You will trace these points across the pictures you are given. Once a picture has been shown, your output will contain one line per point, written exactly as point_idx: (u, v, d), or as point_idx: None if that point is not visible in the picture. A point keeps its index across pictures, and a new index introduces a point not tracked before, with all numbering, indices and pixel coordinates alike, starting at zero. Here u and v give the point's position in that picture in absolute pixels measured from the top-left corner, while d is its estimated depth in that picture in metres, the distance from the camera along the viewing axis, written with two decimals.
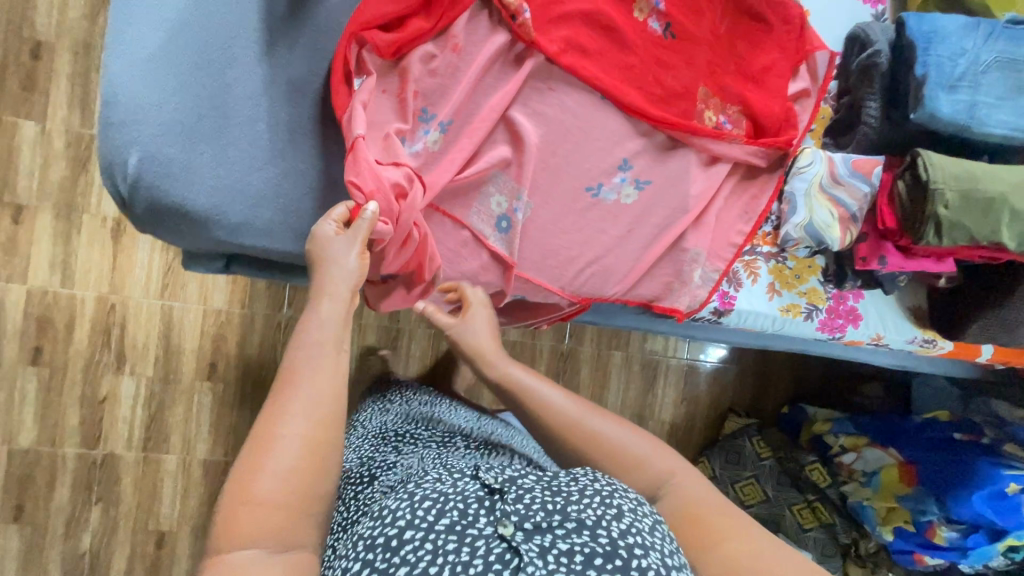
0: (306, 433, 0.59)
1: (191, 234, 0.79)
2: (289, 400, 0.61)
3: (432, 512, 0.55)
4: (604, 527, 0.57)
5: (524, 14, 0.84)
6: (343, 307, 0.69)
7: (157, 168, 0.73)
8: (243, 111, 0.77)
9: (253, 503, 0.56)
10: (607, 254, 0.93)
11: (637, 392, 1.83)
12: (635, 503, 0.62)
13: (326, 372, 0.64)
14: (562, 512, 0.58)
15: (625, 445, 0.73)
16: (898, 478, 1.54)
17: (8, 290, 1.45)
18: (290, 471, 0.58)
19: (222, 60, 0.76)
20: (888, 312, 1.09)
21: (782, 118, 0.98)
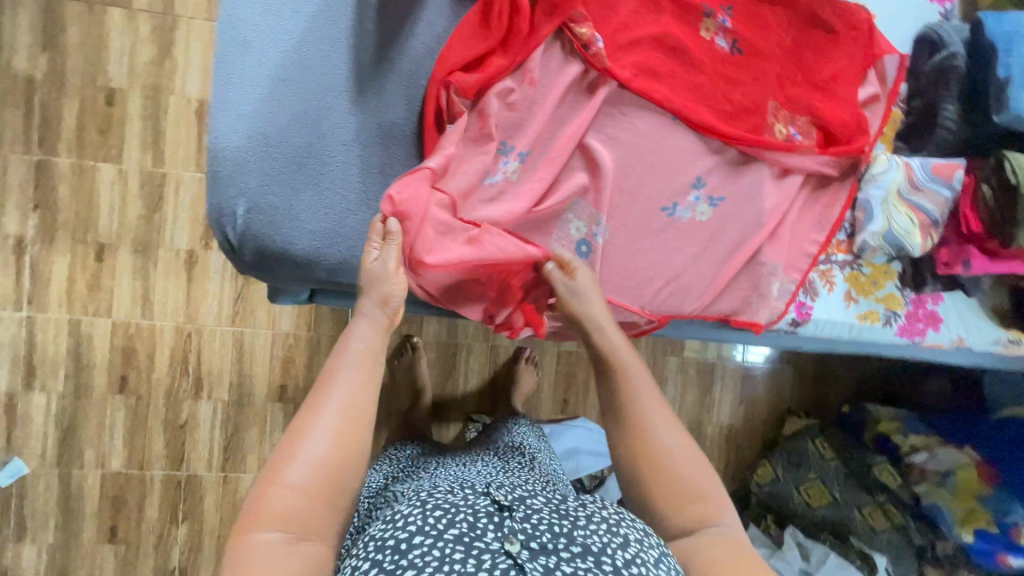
0: (337, 432, 0.66)
1: (293, 275, 0.84)
2: (325, 400, 0.68)
3: (441, 521, 0.58)
4: (608, 555, 0.58)
5: (597, 44, 0.86)
6: (369, 324, 0.74)
7: (262, 216, 0.78)
8: (337, 157, 0.81)
9: (283, 489, 0.63)
10: (684, 272, 0.94)
11: (694, 396, 1.82)
12: (641, 534, 0.64)
13: (360, 381, 0.70)
14: (568, 535, 0.59)
15: (680, 459, 0.72)
16: (976, 477, 1.53)
17: (94, 324, 1.54)
18: (321, 465, 0.64)
19: (317, 109, 0.80)
20: (969, 313, 1.07)
21: (853, 126, 0.97)
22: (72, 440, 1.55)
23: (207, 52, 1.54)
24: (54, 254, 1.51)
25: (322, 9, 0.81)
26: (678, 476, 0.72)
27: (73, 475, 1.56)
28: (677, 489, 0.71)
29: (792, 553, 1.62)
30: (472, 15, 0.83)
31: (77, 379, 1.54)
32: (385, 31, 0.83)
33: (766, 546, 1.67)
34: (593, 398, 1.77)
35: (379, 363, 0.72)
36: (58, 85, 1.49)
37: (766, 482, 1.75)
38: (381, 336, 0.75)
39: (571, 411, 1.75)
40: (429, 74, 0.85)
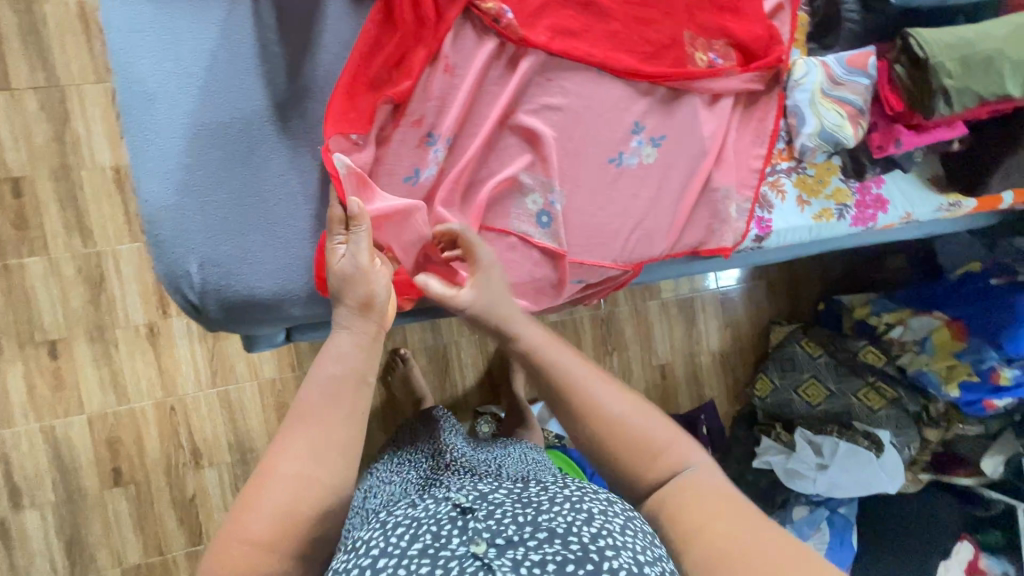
0: (306, 476, 0.63)
1: (266, 319, 0.82)
2: (289, 441, 0.65)
3: (405, 538, 0.55)
4: (575, 533, 0.56)
5: (506, 15, 0.86)
6: (353, 336, 0.72)
7: (217, 268, 0.76)
8: (279, 189, 0.79)
9: (238, 543, 0.60)
10: (645, 216, 0.96)
11: (682, 332, 1.88)
12: (607, 504, 0.62)
13: (333, 410, 0.67)
14: (534, 523, 0.56)
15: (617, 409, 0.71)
16: (951, 337, 1.60)
17: (70, 424, 1.47)
18: (287, 512, 0.61)
19: (244, 147, 0.77)
20: (910, 188, 1.13)
21: (766, 38, 1.00)
22: (80, 546, 1.48)
23: (107, 116, 1.45)
24: (5, 364, 1.43)
25: (223, 41, 0.77)
26: (628, 426, 0.70)
27: None
28: (622, 440, 0.70)
29: (806, 452, 1.72)
30: (373, 14, 0.81)
31: (67, 484, 1.47)
32: (292, 50, 0.80)
33: (781, 453, 1.76)
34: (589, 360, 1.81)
35: (353, 387, 0.69)
36: None
37: (767, 395, 1.82)
38: (361, 351, 0.72)
39: None
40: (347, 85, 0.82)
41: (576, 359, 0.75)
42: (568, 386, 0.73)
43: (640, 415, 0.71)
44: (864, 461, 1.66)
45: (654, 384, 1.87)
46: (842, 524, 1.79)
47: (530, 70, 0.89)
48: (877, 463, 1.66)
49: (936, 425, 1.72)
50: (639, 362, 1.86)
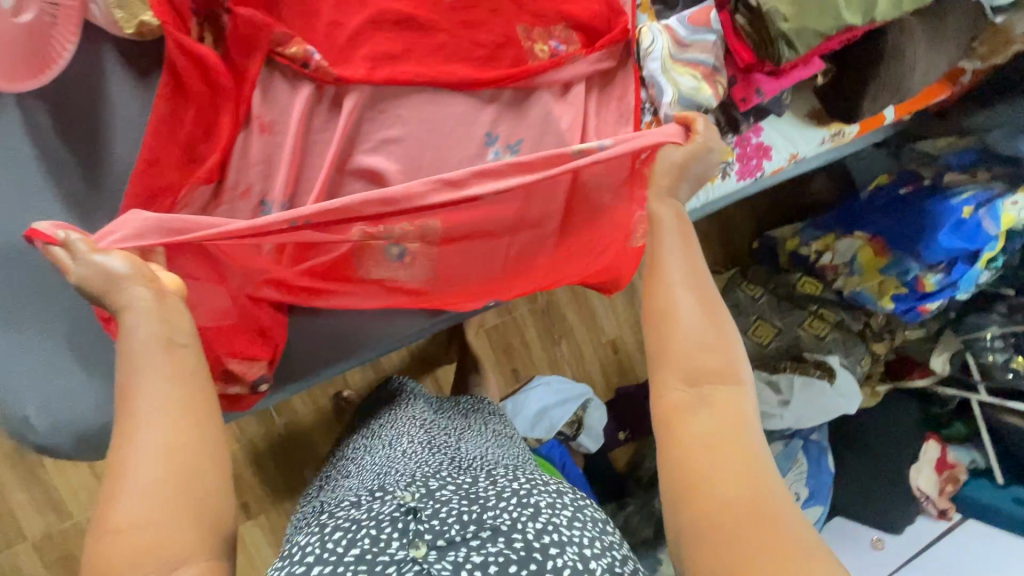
0: (167, 441, 0.58)
1: None
2: (133, 413, 0.58)
3: (342, 543, 0.61)
4: (519, 530, 0.62)
5: (313, 57, 0.79)
6: (154, 295, 0.63)
7: (54, 406, 0.75)
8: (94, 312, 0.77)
9: (112, 532, 0.54)
10: None
11: (625, 304, 1.86)
12: (554, 497, 0.69)
13: (169, 377, 0.60)
14: (477, 521, 0.63)
15: (699, 328, 0.69)
16: (873, 255, 1.57)
17: (16, 553, 1.40)
18: (164, 498, 0.55)
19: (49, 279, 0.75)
20: (790, 129, 1.11)
21: (606, 13, 0.96)
22: None
23: None
24: None
25: None
26: (691, 352, 0.68)
27: None
28: (691, 352, 0.68)
29: (766, 394, 1.73)
30: (161, 89, 0.74)
31: None
32: (82, 148, 0.73)
33: None
34: (538, 354, 1.79)
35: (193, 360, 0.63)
36: None
37: None
38: (161, 316, 0.62)
39: (524, 375, 1.78)
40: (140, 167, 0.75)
41: (688, 246, 0.74)
42: (661, 262, 0.73)
43: (717, 359, 0.68)
44: (819, 392, 1.66)
45: (609, 361, 1.87)
46: (817, 451, 1.82)
47: (357, 108, 0.83)
48: (831, 390, 1.66)
49: (880, 338, 1.75)
50: (589, 344, 1.84)
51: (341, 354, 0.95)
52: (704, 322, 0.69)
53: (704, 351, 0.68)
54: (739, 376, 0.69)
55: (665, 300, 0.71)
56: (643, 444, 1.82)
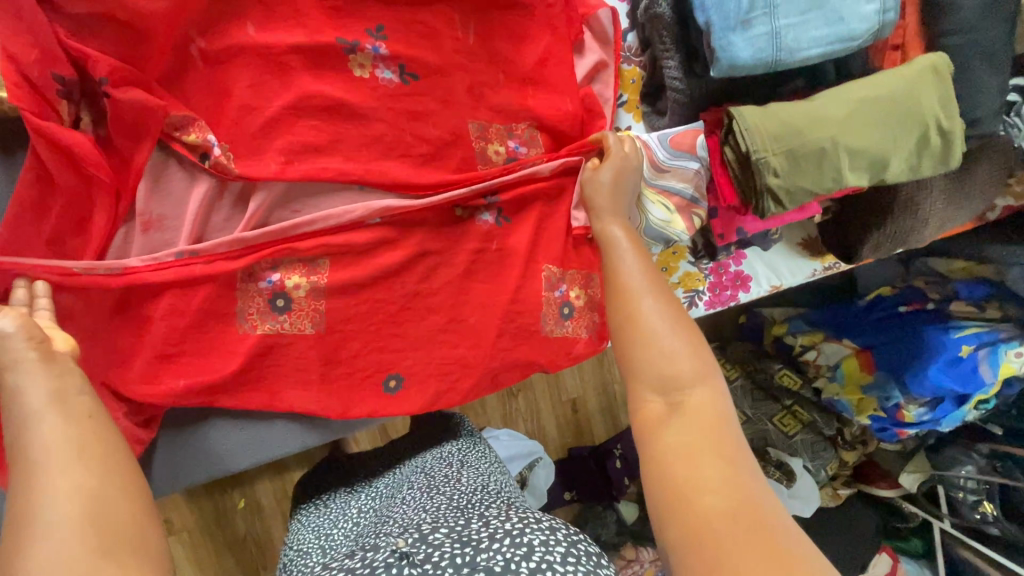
0: (90, 475, 0.43)
1: None
2: (35, 483, 0.42)
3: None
4: (512, 571, 0.53)
5: (214, 150, 0.68)
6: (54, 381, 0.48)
7: None
8: None
9: None
10: (443, 349, 0.82)
11: (592, 363, 1.77)
12: (548, 534, 0.59)
13: (74, 434, 0.45)
14: (471, 563, 0.55)
15: (663, 331, 0.58)
16: (858, 367, 1.47)
17: None
18: (90, 562, 0.39)
19: None
20: (776, 258, 0.99)
21: (579, 115, 0.83)
22: None
23: None
24: None
25: None
26: (660, 366, 0.57)
27: None
28: (658, 361, 0.57)
29: None
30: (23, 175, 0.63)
31: None
32: None
33: None
34: (492, 405, 1.72)
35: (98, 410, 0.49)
36: None
37: None
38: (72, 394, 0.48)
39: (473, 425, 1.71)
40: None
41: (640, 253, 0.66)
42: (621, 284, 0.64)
43: (688, 364, 0.56)
44: (776, 492, 1.58)
45: (566, 419, 1.79)
46: None
47: (263, 208, 0.72)
48: (787, 491, 1.58)
49: (852, 447, 1.65)
50: (548, 399, 1.76)
51: (197, 470, 0.75)
52: (673, 325, 0.59)
53: (670, 356, 0.57)
54: (714, 381, 0.56)
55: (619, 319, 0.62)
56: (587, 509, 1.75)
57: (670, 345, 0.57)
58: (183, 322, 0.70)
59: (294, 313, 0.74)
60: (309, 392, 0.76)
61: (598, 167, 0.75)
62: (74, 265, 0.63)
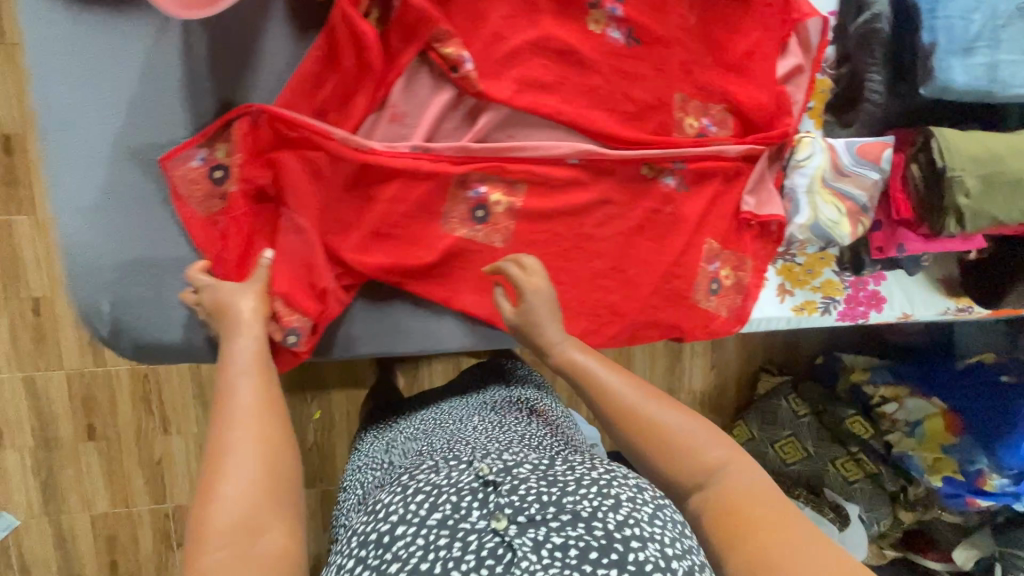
0: (265, 449, 0.56)
1: (123, 337, 0.76)
2: (228, 438, 0.56)
3: (424, 507, 0.52)
4: (599, 518, 0.51)
5: (465, 65, 0.76)
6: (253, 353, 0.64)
7: (76, 278, 0.74)
8: (126, 193, 0.74)
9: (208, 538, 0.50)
10: (599, 292, 0.89)
11: (664, 367, 1.81)
12: (635, 491, 0.56)
13: (259, 403, 0.59)
14: (559, 502, 0.52)
15: (663, 426, 0.65)
16: (943, 427, 1.50)
17: (49, 378, 1.53)
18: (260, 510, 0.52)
19: (89, 142, 0.72)
20: (914, 288, 1.01)
21: (772, 108, 0.89)
22: (54, 488, 1.58)
23: None
24: None
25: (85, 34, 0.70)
26: (683, 458, 0.63)
27: (64, 520, 1.60)
28: (677, 466, 0.63)
29: None
30: (314, 49, 0.73)
31: (45, 433, 1.56)
32: (224, 82, 0.73)
33: None
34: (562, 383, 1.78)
35: (272, 368, 0.64)
36: None
37: (742, 442, 1.77)
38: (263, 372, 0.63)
39: None
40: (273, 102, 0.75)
41: (623, 373, 0.70)
42: (625, 410, 0.67)
43: (694, 432, 0.65)
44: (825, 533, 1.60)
45: None
46: None
47: (488, 127, 0.81)
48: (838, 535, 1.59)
49: (912, 509, 1.63)
50: None
51: (375, 343, 0.83)
52: (666, 413, 0.66)
53: (692, 456, 0.63)
54: (732, 463, 0.63)
55: (624, 442, 0.67)
56: None
57: (676, 426, 0.65)
58: (401, 207, 0.79)
59: (488, 225, 0.83)
60: (482, 298, 0.84)
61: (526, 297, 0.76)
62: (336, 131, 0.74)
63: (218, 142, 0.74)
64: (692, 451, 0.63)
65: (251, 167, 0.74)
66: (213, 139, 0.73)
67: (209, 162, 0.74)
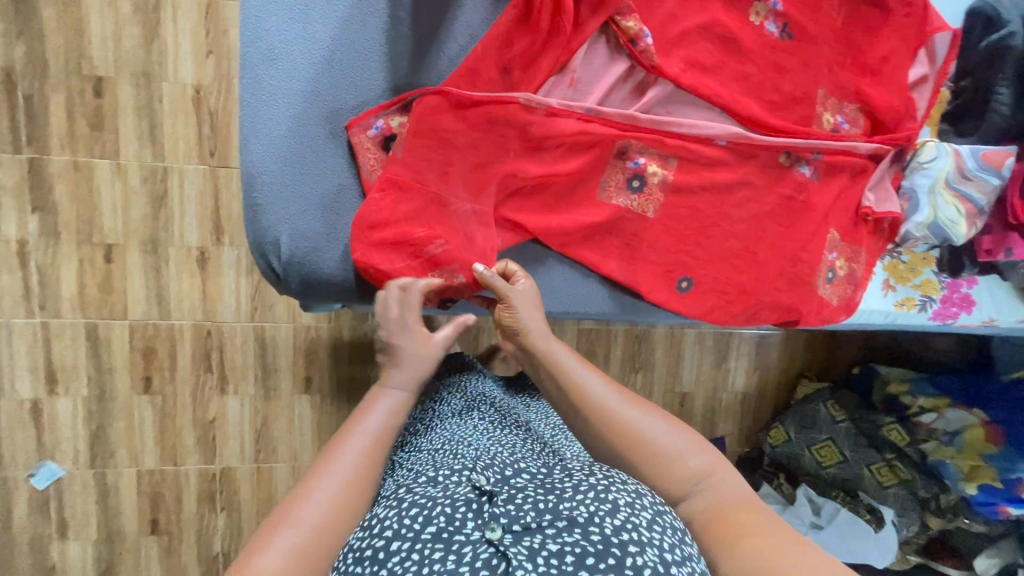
0: (350, 483, 0.61)
1: (292, 273, 0.77)
2: (328, 469, 0.62)
3: (418, 520, 0.56)
4: (596, 524, 0.57)
5: (644, 39, 0.81)
6: (405, 395, 0.69)
7: (257, 209, 0.75)
8: (320, 138, 0.76)
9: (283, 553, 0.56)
10: (730, 269, 0.93)
11: (711, 365, 1.87)
12: (634, 497, 0.61)
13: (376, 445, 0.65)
14: (553, 511, 0.58)
15: (643, 431, 0.71)
16: (982, 437, 1.61)
17: (112, 327, 1.51)
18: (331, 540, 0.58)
19: (291, 84, 0.74)
20: (1000, 294, 1.08)
21: (901, 111, 0.95)
22: (104, 440, 1.55)
23: (197, 32, 1.43)
24: (59, 259, 1.46)
25: None
26: (665, 452, 0.70)
27: (109, 475, 1.57)
28: (660, 459, 0.70)
29: (804, 509, 1.74)
30: (509, 9, 0.77)
31: (101, 383, 1.53)
32: (422, 32, 0.77)
33: (778, 502, 1.80)
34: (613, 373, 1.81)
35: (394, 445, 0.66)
36: (41, 76, 1.39)
37: (779, 444, 1.82)
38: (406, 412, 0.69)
39: None
40: (461, 60, 0.78)
41: (604, 377, 0.75)
42: (614, 418, 0.72)
43: (676, 440, 0.71)
44: (860, 533, 1.66)
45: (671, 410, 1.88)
46: None
47: (654, 100, 0.85)
48: (872, 536, 1.65)
49: (940, 515, 1.66)
50: (662, 385, 1.85)
51: None
52: (648, 419, 0.72)
53: (673, 453, 0.70)
54: (707, 461, 0.71)
55: (595, 440, 0.73)
56: None
57: (652, 427, 0.71)
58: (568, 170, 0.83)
59: (642, 195, 0.87)
60: (627, 265, 0.88)
61: (515, 289, 0.78)
62: (519, 96, 0.78)
63: (395, 111, 0.77)
64: (670, 456, 0.70)
65: (436, 119, 0.77)
66: (393, 109, 0.77)
67: (384, 130, 0.77)
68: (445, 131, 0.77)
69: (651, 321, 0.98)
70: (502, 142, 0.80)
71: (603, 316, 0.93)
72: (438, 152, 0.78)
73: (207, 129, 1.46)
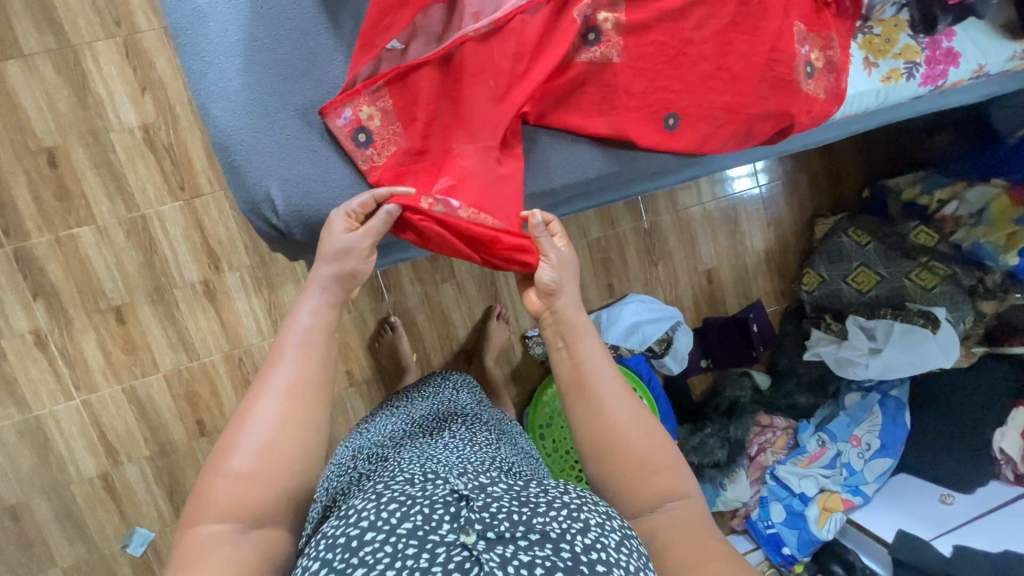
0: (285, 411, 0.64)
1: (295, 223, 0.77)
2: (272, 379, 0.66)
3: (395, 515, 0.52)
4: (567, 540, 0.52)
5: None
6: (324, 296, 0.74)
7: (241, 172, 0.75)
8: (274, 82, 0.75)
9: (228, 478, 0.60)
10: (710, 92, 0.91)
11: (725, 235, 1.86)
12: (604, 517, 0.57)
13: (313, 358, 0.69)
14: (527, 523, 0.52)
15: (629, 429, 0.71)
16: (1008, 205, 1.61)
17: (149, 384, 1.52)
18: (265, 468, 0.62)
19: (227, 38, 0.73)
20: (982, 37, 1.06)
21: None
22: (180, 491, 1.58)
23: (124, 73, 1.41)
24: (77, 336, 1.47)
25: None
26: (658, 465, 0.69)
27: None
28: (646, 477, 0.68)
29: (859, 339, 1.71)
30: None
31: (159, 439, 1.55)
32: None
33: (832, 343, 1.76)
34: (635, 273, 1.80)
35: (331, 340, 0.72)
36: None
37: (814, 288, 1.82)
38: (333, 310, 0.75)
39: (618, 292, 1.80)
40: None
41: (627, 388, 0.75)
42: (609, 421, 0.71)
43: (665, 452, 0.70)
44: (919, 338, 1.63)
45: (702, 290, 1.87)
46: (895, 406, 1.75)
47: None
48: (932, 338, 1.62)
49: (991, 296, 1.67)
50: (686, 269, 1.85)
51: (539, 178, 0.89)
52: (635, 413, 0.72)
53: (666, 484, 0.69)
54: (686, 494, 0.69)
55: (588, 444, 0.72)
56: (722, 375, 1.89)
57: (647, 446, 0.70)
58: (530, 86, 0.81)
59: (601, 43, 0.85)
60: (611, 118, 0.87)
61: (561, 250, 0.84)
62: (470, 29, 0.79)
63: (362, 99, 0.77)
64: (656, 465, 0.69)
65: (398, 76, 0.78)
66: (359, 98, 0.77)
67: (353, 120, 0.77)
68: (411, 86, 0.79)
69: (653, 172, 0.98)
70: (459, 62, 0.80)
71: (605, 180, 0.93)
72: (405, 86, 0.79)
73: (169, 165, 1.45)
